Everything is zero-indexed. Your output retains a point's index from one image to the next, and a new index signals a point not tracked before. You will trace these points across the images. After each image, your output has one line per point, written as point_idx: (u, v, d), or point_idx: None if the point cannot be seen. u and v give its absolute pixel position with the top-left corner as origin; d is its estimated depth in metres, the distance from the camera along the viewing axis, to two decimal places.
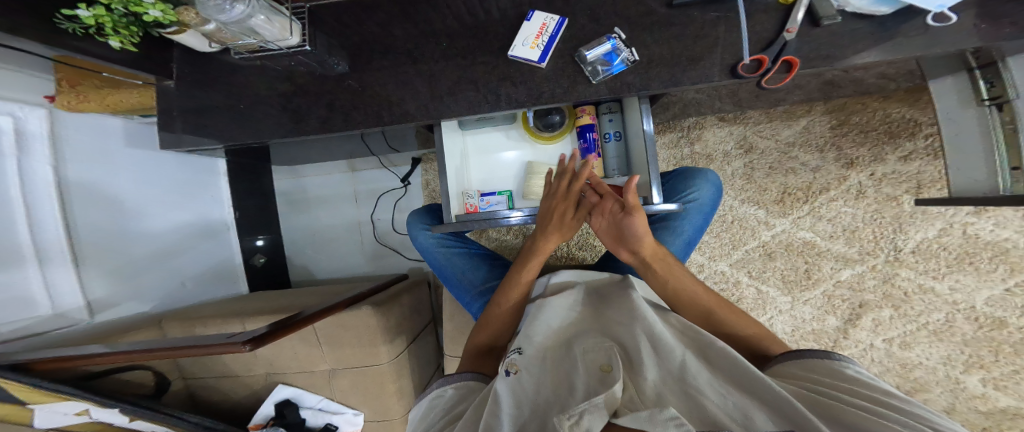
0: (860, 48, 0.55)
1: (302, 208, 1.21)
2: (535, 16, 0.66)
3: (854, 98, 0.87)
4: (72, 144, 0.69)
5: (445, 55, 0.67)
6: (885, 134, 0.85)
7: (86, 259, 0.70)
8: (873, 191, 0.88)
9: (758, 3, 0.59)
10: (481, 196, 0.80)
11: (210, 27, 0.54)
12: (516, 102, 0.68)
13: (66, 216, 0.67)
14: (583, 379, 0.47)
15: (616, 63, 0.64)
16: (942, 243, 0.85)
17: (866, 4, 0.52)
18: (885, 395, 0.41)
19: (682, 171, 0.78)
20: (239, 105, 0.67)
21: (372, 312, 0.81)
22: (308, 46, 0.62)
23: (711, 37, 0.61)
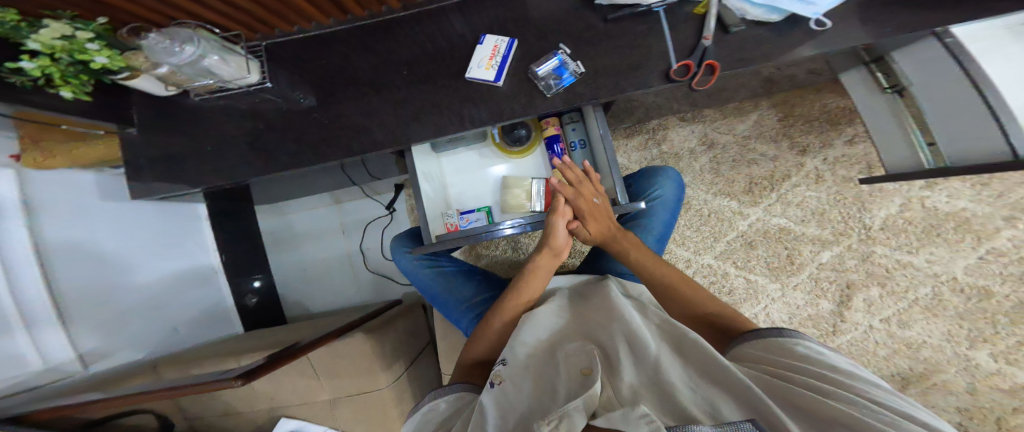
0: (780, 49, 0.61)
1: (293, 246, 1.34)
2: (487, 39, 0.70)
3: (792, 93, 0.98)
4: (42, 202, 0.70)
5: (406, 83, 0.72)
6: (827, 121, 0.96)
7: (71, 314, 0.71)
8: (830, 174, 0.96)
9: (678, 15, 0.65)
10: (461, 214, 0.86)
11: (162, 71, 0.62)
12: (480, 121, 0.71)
13: (49, 278, 0.68)
14: (566, 383, 0.50)
15: (566, 76, 0.67)
16: (907, 218, 0.92)
17: (760, 14, 0.60)
18: (833, 370, 0.43)
19: (646, 171, 0.84)
20: (205, 147, 0.73)
21: (364, 339, 1.01)
22: (268, 82, 0.71)
23: (645, 46, 0.66)
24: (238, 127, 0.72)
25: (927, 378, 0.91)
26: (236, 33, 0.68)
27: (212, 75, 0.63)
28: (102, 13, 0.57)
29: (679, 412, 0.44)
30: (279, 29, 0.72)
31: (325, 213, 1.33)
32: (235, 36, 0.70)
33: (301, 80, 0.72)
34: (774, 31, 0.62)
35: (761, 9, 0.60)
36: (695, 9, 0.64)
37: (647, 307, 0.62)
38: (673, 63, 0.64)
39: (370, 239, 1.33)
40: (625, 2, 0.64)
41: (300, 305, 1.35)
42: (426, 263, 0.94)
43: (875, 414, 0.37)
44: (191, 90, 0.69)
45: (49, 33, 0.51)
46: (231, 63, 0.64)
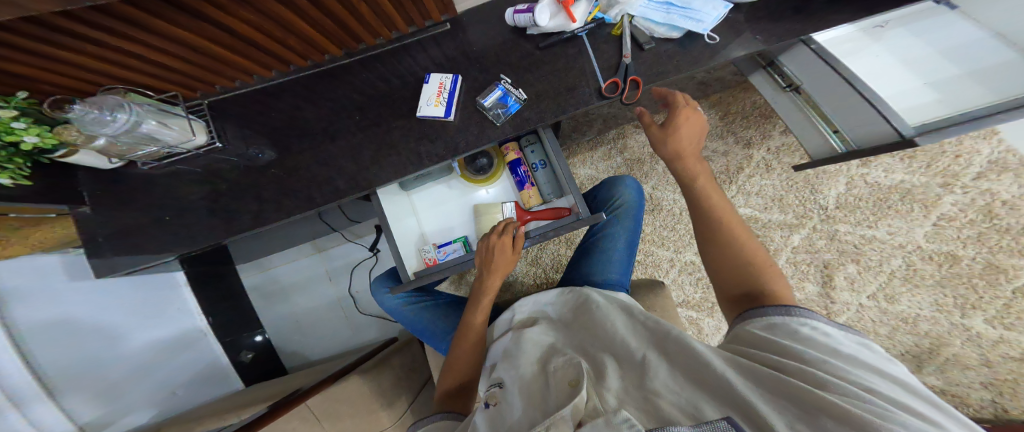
0: (697, 60, 0.66)
1: (278, 297, 1.33)
2: (432, 78, 0.73)
3: (725, 93, 1.03)
4: (11, 287, 0.69)
5: (360, 127, 0.75)
6: (760, 116, 1.00)
7: (62, 390, 0.72)
8: (777, 163, 1.00)
9: (599, 37, 0.70)
10: (438, 247, 0.87)
11: (95, 142, 0.61)
12: (437, 156, 0.73)
13: (26, 358, 0.68)
14: (554, 396, 0.49)
15: (511, 103, 0.70)
16: (856, 195, 0.95)
17: (664, 31, 0.66)
18: (832, 353, 0.41)
19: (606, 181, 0.88)
20: (165, 215, 0.74)
21: (361, 380, 1.02)
22: (216, 140, 0.73)
23: (577, 68, 0.70)
24: (203, 193, 0.74)
25: (938, 354, 0.91)
26: (173, 94, 0.66)
27: (153, 139, 0.63)
28: (23, 86, 0.54)
29: (660, 414, 0.42)
30: (221, 85, 0.72)
31: (307, 263, 1.33)
32: (172, 98, 0.68)
33: (258, 137, 0.75)
34: (679, 46, 0.67)
35: (664, 27, 0.66)
36: (611, 31, 0.69)
37: (633, 308, 0.62)
38: (601, 81, 0.68)
39: (358, 282, 1.34)
40: (551, 30, 0.68)
41: (294, 356, 1.33)
42: (408, 299, 0.94)
43: (870, 408, 0.35)
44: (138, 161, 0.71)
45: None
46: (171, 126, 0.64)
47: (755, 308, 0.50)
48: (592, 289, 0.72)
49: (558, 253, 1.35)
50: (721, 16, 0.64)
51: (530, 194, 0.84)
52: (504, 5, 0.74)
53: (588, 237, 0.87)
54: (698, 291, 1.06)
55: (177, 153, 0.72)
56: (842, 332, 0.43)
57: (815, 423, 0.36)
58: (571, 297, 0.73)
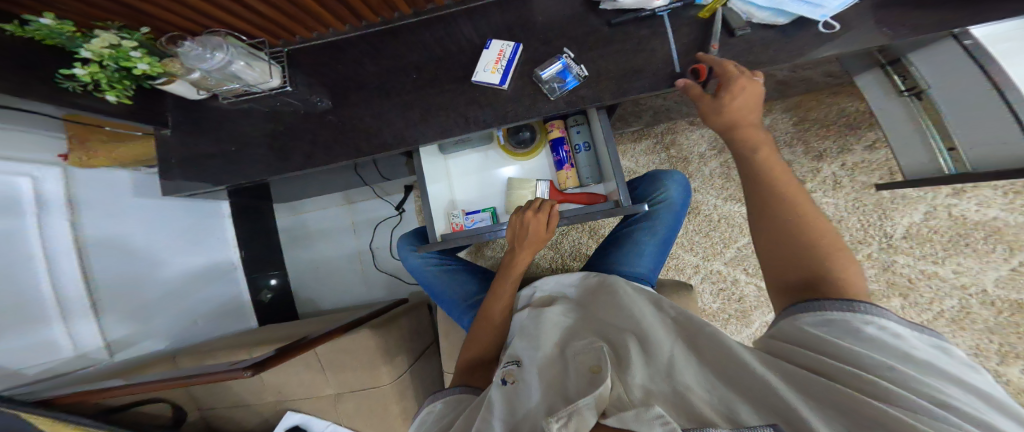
0: (783, 51, 0.60)
1: (305, 243, 1.35)
2: (492, 44, 0.70)
3: (808, 96, 0.92)
4: (89, 199, 0.79)
5: (415, 86, 0.73)
6: (846, 126, 0.90)
7: (104, 305, 0.79)
8: (849, 181, 0.91)
9: (682, 19, 0.64)
10: (466, 214, 0.86)
11: (193, 75, 0.65)
12: (484, 123, 0.71)
13: (87, 268, 0.76)
14: (573, 382, 0.47)
15: (569, 79, 0.66)
16: (932, 226, 0.87)
17: (766, 17, 0.60)
18: (904, 359, 0.35)
19: (650, 174, 0.83)
20: (231, 148, 0.75)
21: (369, 335, 1.03)
22: (287, 85, 0.71)
23: (648, 50, 0.65)
24: (255, 129, 0.74)
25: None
26: (262, 41, 0.70)
27: (237, 79, 0.64)
28: (147, 22, 0.60)
29: (693, 411, 0.39)
30: (300, 35, 0.74)
31: (335, 213, 1.35)
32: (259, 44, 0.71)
33: (319, 84, 0.74)
34: (782, 34, 0.61)
35: (766, 12, 0.60)
36: (700, 13, 0.62)
37: (662, 301, 0.59)
38: (675, 69, 0.63)
39: (379, 240, 1.35)
40: (628, 6, 0.63)
41: (311, 303, 1.37)
42: (431, 260, 0.93)
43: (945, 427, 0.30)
44: (218, 93, 0.71)
45: (99, 43, 0.55)
46: (256, 69, 0.65)
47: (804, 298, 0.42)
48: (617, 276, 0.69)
49: (579, 242, 1.32)
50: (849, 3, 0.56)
51: (568, 175, 0.82)
52: None
53: (619, 228, 0.84)
54: (715, 302, 1.02)
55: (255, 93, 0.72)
56: (908, 333, 0.37)
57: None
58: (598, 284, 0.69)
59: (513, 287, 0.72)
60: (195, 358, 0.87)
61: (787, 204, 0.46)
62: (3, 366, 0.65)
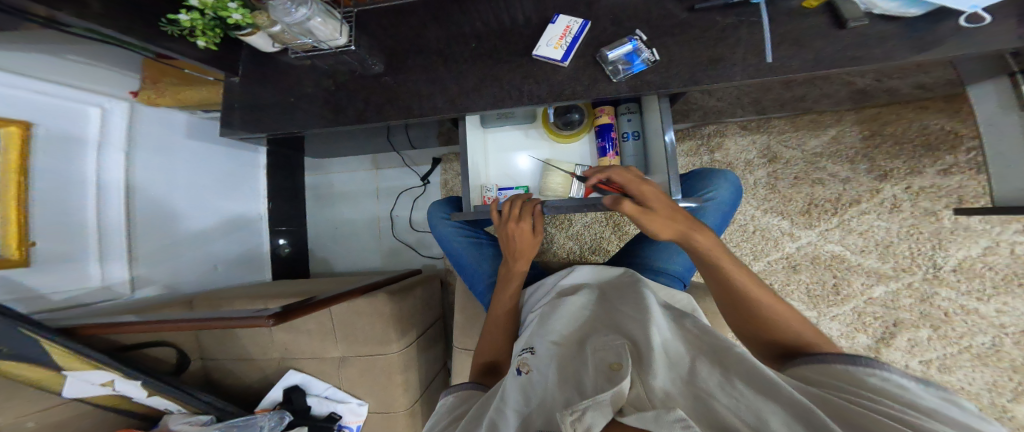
0: (888, 49, 0.55)
1: (327, 203, 1.36)
2: (559, 19, 0.68)
3: (887, 109, 0.86)
4: (143, 133, 0.81)
5: (473, 55, 0.71)
6: (922, 146, 0.84)
7: (136, 241, 0.79)
8: (910, 205, 0.86)
9: (781, 8, 0.60)
10: (499, 190, 0.86)
11: (276, 28, 0.64)
12: (538, 99, 0.69)
13: (129, 202, 0.78)
14: (591, 378, 0.44)
15: (637, 63, 0.64)
16: (988, 262, 0.83)
17: (894, 7, 0.53)
18: (912, 406, 0.32)
19: (698, 172, 0.76)
20: (290, 98, 0.74)
21: (386, 300, 1.03)
22: (352, 46, 0.70)
23: (732, 39, 0.61)
24: (308, 80, 0.73)
25: None
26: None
27: (310, 35, 0.64)
28: None
29: (715, 418, 0.36)
30: None
31: (361, 177, 1.34)
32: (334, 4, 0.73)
33: (378, 47, 0.73)
34: (905, 29, 0.55)
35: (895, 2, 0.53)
36: (803, 3, 0.58)
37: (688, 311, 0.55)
38: (768, 59, 0.59)
39: (401, 209, 1.34)
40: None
41: (324, 265, 1.37)
42: (461, 231, 0.92)
43: None
44: (288, 48, 0.70)
45: None
46: (328, 26, 0.64)
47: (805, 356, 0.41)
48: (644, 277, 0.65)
49: (601, 236, 1.30)
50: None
51: (610, 163, 0.80)
52: None
53: None
54: None
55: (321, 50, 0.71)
56: (924, 388, 0.33)
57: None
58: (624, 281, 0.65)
59: (523, 274, 0.73)
60: (211, 304, 0.87)
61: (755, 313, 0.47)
62: (34, 289, 0.65)
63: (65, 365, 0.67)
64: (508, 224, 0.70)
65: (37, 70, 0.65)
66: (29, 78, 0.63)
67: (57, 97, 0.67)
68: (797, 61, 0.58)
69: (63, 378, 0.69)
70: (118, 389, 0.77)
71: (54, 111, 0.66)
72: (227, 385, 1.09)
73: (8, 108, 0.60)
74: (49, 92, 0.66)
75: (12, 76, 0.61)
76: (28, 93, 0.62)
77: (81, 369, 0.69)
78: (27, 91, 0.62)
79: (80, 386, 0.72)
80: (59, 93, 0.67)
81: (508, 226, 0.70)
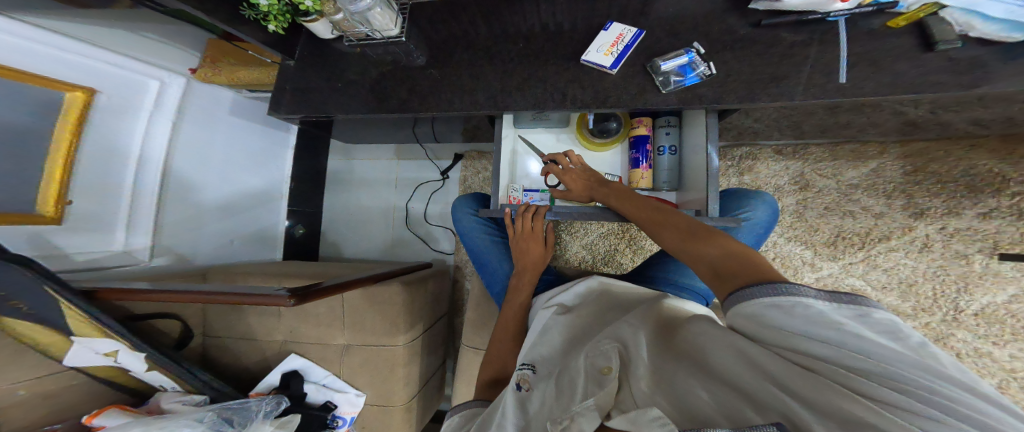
0: (967, 82, 0.54)
1: (344, 189, 1.35)
2: (613, 26, 0.69)
3: (935, 145, 0.85)
4: (191, 107, 0.84)
5: (520, 55, 0.71)
6: (964, 187, 0.83)
7: (165, 210, 0.81)
8: (941, 246, 0.86)
9: (861, 27, 0.59)
10: (525, 191, 0.85)
11: (339, 16, 0.65)
12: (580, 103, 0.69)
13: (167, 175, 0.80)
14: (583, 383, 0.45)
15: (690, 76, 0.64)
16: (1012, 309, 0.84)
17: (994, 30, 0.53)
18: (850, 346, 0.30)
19: (734, 190, 0.76)
20: (338, 83, 0.74)
21: (399, 290, 1.03)
22: (404, 37, 0.71)
23: (799, 57, 0.61)
24: (357, 67, 0.73)
25: None
26: None
27: (368, 23, 0.67)
28: None
29: (694, 415, 0.36)
30: None
31: (382, 165, 1.34)
32: None
33: (420, 38, 0.74)
34: (1003, 53, 0.54)
35: (995, 25, 0.53)
36: (890, 23, 0.58)
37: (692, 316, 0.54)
38: (840, 79, 0.58)
39: (419, 201, 1.33)
40: (792, 8, 0.60)
41: (334, 250, 1.37)
42: (483, 228, 0.92)
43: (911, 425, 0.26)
44: (345, 35, 0.72)
45: None
46: (386, 16, 0.66)
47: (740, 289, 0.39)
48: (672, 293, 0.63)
49: (616, 247, 1.31)
50: None
51: (643, 175, 0.80)
52: None
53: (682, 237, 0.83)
54: None
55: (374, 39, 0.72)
56: (839, 305, 0.33)
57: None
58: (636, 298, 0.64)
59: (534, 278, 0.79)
60: (226, 279, 0.86)
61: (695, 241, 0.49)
62: (60, 244, 0.66)
63: (75, 330, 0.64)
64: (521, 237, 0.78)
65: (111, 42, 0.69)
66: (103, 49, 0.68)
67: (127, 69, 0.71)
68: (870, 83, 0.57)
69: (70, 344, 0.66)
70: (120, 361, 0.73)
71: (117, 81, 0.70)
72: (225, 365, 1.07)
73: (78, 74, 0.64)
74: (117, 63, 0.70)
75: (87, 47, 0.65)
76: (100, 63, 0.67)
77: (90, 335, 0.66)
78: (99, 62, 0.67)
79: (81, 355, 0.69)
80: (131, 66, 0.72)
81: (521, 242, 0.78)
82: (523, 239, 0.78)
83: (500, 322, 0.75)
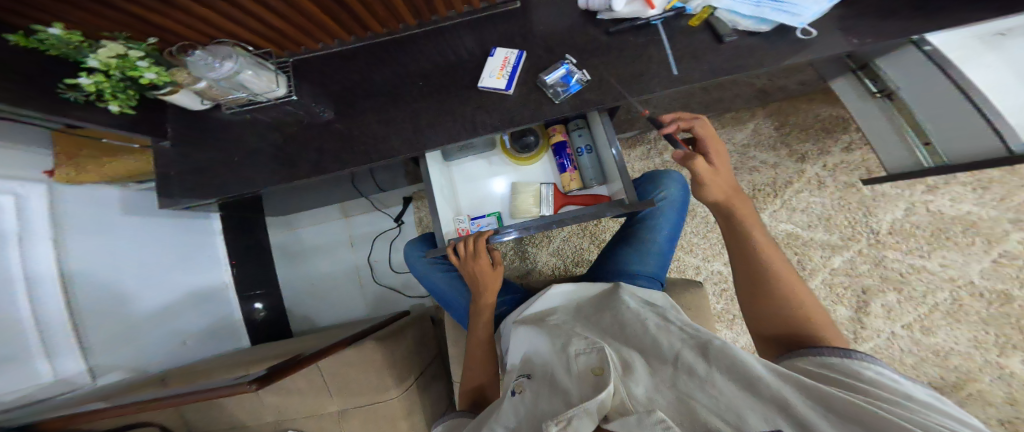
0: (787, 54, 0.63)
1: (302, 259, 1.37)
2: (497, 52, 0.73)
3: (787, 103, 1.00)
4: (69, 216, 0.73)
5: (423, 92, 0.74)
6: (821, 130, 0.98)
7: (85, 329, 0.72)
8: (831, 180, 0.97)
9: (674, 28, 0.68)
10: (472, 219, 0.87)
11: (200, 85, 0.64)
12: (492, 126, 0.73)
13: (69, 299, 0.70)
14: (577, 385, 0.46)
15: (572, 84, 0.70)
16: (914, 222, 0.93)
17: (751, 24, 0.64)
18: (907, 399, 0.35)
19: (649, 174, 0.83)
20: (234, 158, 0.73)
21: (375, 346, 1.03)
22: (293, 95, 0.72)
23: (644, 57, 0.69)
24: (263, 139, 0.73)
25: (962, 388, 0.89)
26: (267, 51, 0.70)
27: (244, 88, 0.64)
28: (151, 34, 0.59)
29: (697, 419, 0.37)
30: (306, 46, 0.74)
31: (335, 226, 1.37)
32: (265, 54, 0.72)
33: (324, 95, 0.74)
34: (765, 40, 0.65)
35: (751, 20, 0.64)
36: (691, 22, 0.67)
37: (668, 312, 0.56)
38: (675, 71, 0.67)
39: (379, 253, 1.36)
40: (624, 15, 0.68)
41: (303, 322, 1.36)
42: (438, 267, 0.94)
43: None
44: (222, 103, 0.70)
45: (106, 52, 0.54)
46: (262, 78, 0.65)
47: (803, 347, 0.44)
48: (627, 286, 0.66)
49: (582, 247, 1.34)
50: (821, 12, 0.60)
51: (571, 177, 0.84)
52: None
53: (624, 227, 0.85)
54: (721, 302, 1.13)
55: (260, 103, 0.72)
56: (910, 385, 0.37)
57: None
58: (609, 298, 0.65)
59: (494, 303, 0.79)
60: (186, 379, 0.81)
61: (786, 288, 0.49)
62: None
63: None
64: (472, 262, 0.77)
65: None
66: None
67: None
68: (696, 72, 0.66)
69: None
70: None
71: None
72: None
73: None
74: None
75: None
76: None
77: None
78: None
79: None
80: None
81: (472, 266, 0.77)
82: (473, 262, 0.77)
83: (466, 354, 0.76)
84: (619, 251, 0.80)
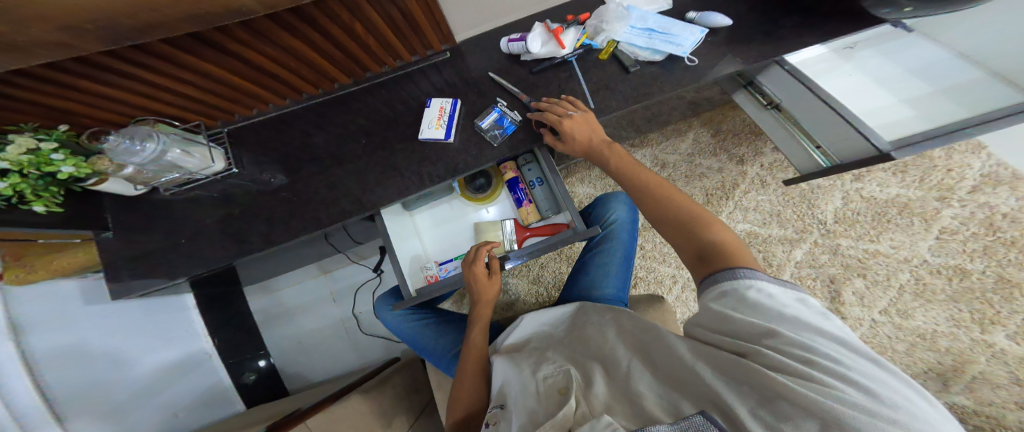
0: (697, 76, 0.70)
1: (280, 323, 1.30)
2: (433, 102, 0.75)
3: (715, 112, 1.09)
4: (28, 317, 0.68)
5: (366, 150, 0.76)
6: (751, 133, 1.05)
7: (68, 415, 0.69)
8: (771, 178, 1.03)
9: (589, 62, 0.74)
10: (440, 264, 0.83)
11: (127, 170, 0.63)
12: (437, 177, 0.74)
13: (42, 390, 0.67)
14: (543, 406, 0.45)
15: (507, 124, 0.73)
16: (854, 209, 0.99)
17: (647, 55, 0.72)
18: (782, 318, 0.38)
19: (600, 199, 0.86)
20: (181, 240, 0.73)
21: (361, 398, 0.97)
22: (234, 167, 0.74)
23: (568, 90, 0.74)
24: (214, 217, 0.74)
25: (964, 372, 0.87)
26: (196, 123, 0.69)
27: (176, 168, 0.65)
28: (61, 120, 0.57)
29: (645, 416, 0.39)
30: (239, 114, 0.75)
31: (309, 287, 1.34)
32: (195, 127, 0.71)
33: (270, 163, 0.76)
34: (662, 68, 0.72)
35: (647, 51, 0.72)
36: (600, 55, 0.73)
37: (624, 315, 0.55)
38: (590, 104, 0.72)
39: (361, 306, 1.34)
40: (541, 55, 0.73)
41: None
42: (409, 316, 0.93)
43: (829, 392, 0.32)
44: (159, 185, 0.71)
45: (15, 149, 0.52)
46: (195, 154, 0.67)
47: (712, 273, 0.44)
48: (588, 305, 0.64)
49: (559, 271, 1.34)
50: (698, 41, 0.71)
51: (528, 211, 0.81)
52: (501, 33, 0.79)
53: (584, 253, 0.85)
54: None
55: (199, 180, 0.73)
56: (784, 290, 0.40)
57: (774, 409, 0.34)
58: (577, 315, 0.64)
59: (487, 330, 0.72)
60: None
61: (674, 205, 0.52)
62: None
63: None
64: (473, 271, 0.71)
65: None
66: None
67: None
68: (608, 105, 0.71)
69: None
70: None
71: None
72: None
73: None
74: None
75: None
76: None
77: None
78: None
79: None
80: None
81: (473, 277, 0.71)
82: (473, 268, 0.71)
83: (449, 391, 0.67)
84: (586, 275, 0.79)
